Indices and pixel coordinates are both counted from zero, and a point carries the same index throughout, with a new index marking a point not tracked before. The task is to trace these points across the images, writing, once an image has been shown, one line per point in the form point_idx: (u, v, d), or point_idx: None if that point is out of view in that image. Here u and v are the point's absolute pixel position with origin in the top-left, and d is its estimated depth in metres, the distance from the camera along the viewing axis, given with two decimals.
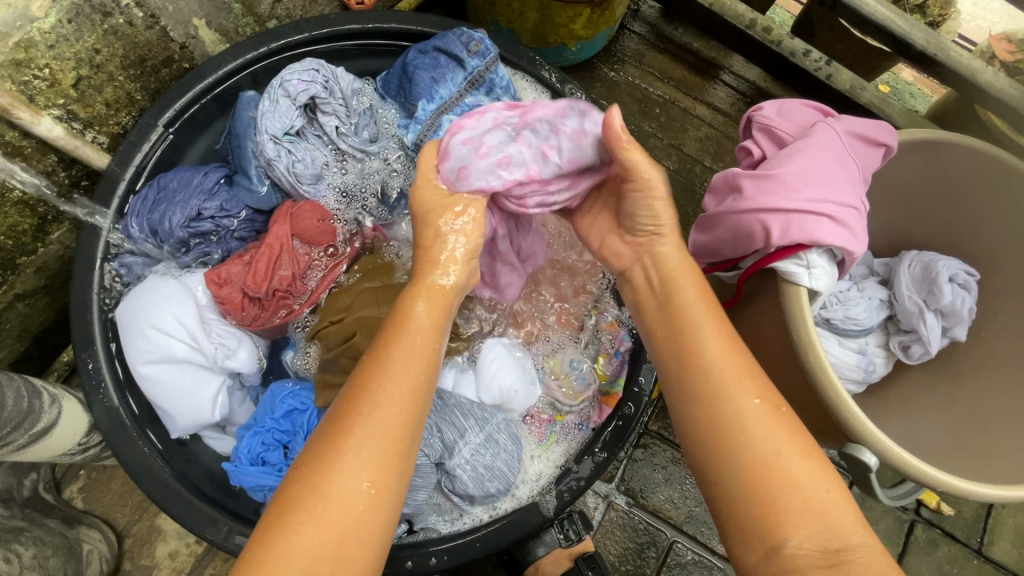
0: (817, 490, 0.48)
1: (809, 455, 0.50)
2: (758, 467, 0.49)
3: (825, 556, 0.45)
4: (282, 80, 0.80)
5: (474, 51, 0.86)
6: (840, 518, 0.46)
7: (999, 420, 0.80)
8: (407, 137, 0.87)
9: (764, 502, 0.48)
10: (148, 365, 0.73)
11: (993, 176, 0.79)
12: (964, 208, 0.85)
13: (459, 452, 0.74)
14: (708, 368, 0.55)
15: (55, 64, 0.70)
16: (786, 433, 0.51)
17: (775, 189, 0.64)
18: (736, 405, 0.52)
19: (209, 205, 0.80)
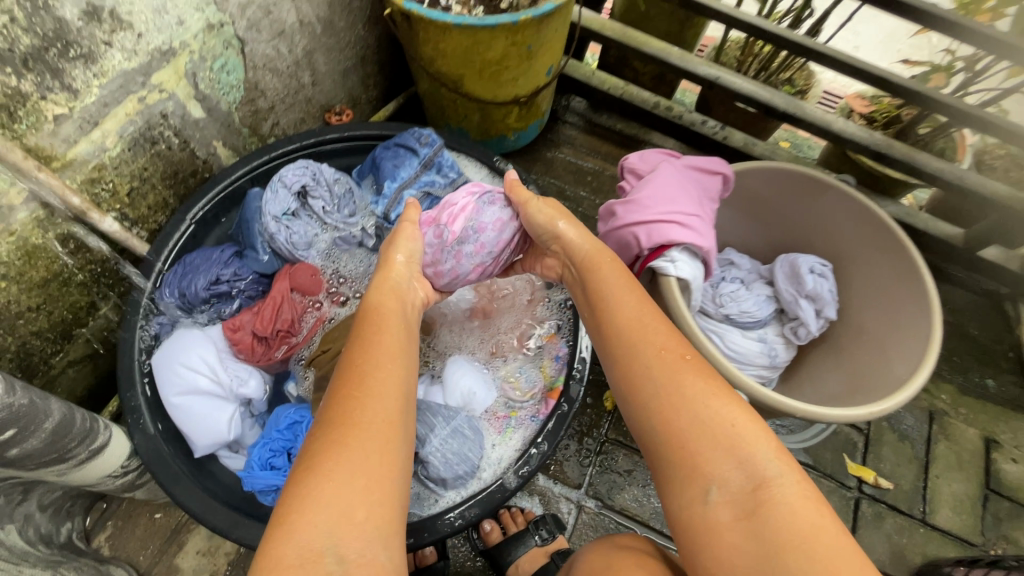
0: (734, 433, 0.62)
1: (720, 398, 0.65)
2: (667, 412, 0.66)
3: (744, 497, 0.59)
4: (280, 176, 1.07)
5: (424, 143, 1.15)
6: (752, 453, 0.61)
7: (869, 372, 0.99)
8: (377, 209, 1.14)
9: (680, 450, 0.64)
10: (177, 397, 0.91)
11: (805, 187, 1.05)
12: (803, 213, 1.11)
13: (430, 443, 0.91)
14: (634, 345, 0.74)
15: (117, 180, 0.97)
16: (697, 384, 0.67)
17: (637, 209, 0.89)
18: (664, 371, 0.69)
19: (225, 271, 1.04)
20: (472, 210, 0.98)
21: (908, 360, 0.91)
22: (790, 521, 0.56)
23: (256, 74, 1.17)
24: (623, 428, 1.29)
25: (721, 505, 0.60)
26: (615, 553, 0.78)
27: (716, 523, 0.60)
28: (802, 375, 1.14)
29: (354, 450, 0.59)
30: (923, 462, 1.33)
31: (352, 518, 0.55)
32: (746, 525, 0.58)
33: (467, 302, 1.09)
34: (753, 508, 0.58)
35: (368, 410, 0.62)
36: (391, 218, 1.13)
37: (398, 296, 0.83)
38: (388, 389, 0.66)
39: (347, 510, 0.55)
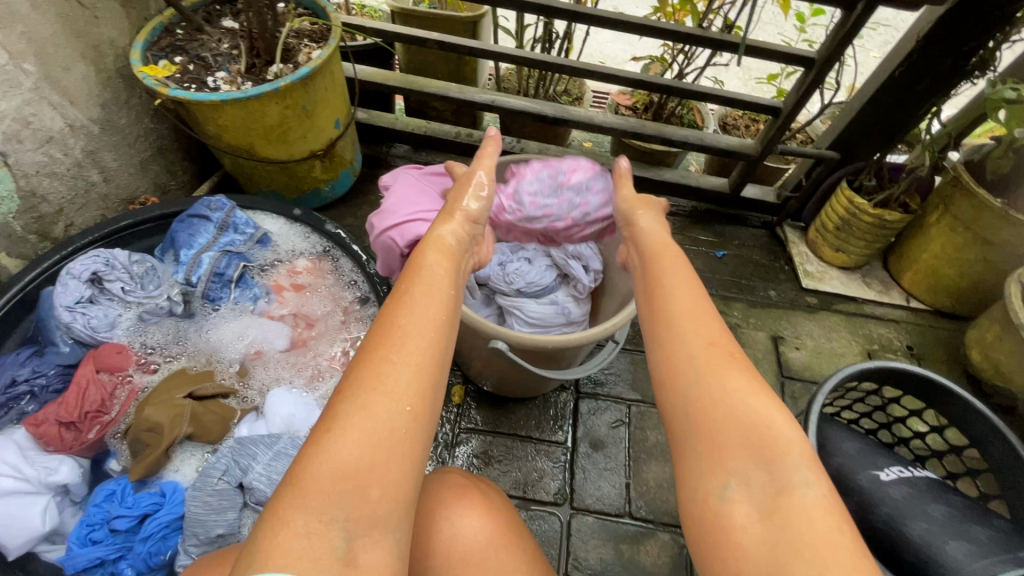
0: (770, 428, 0.63)
1: (762, 395, 0.66)
2: (700, 393, 0.68)
3: (763, 498, 0.59)
4: (68, 269, 1.12)
5: (214, 208, 1.24)
6: (786, 449, 0.61)
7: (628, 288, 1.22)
8: (179, 276, 1.19)
9: (706, 440, 0.65)
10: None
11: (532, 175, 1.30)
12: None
13: (253, 470, 0.96)
14: (681, 311, 0.77)
15: None
16: (743, 376, 0.68)
17: (385, 216, 1.06)
18: (701, 346, 0.72)
19: (21, 371, 1.04)
20: (590, 173, 1.21)
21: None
22: (808, 531, 0.55)
23: (31, 181, 1.22)
24: (473, 416, 1.42)
25: (737, 503, 0.60)
26: (426, 478, 0.91)
27: (729, 516, 0.59)
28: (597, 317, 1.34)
29: (377, 416, 0.60)
30: None
31: (364, 504, 0.56)
32: (760, 521, 0.57)
33: (281, 342, 1.19)
34: (771, 507, 0.58)
35: (399, 395, 0.62)
36: (194, 280, 1.19)
37: (450, 258, 0.84)
38: (423, 370, 0.66)
39: (356, 491, 0.56)
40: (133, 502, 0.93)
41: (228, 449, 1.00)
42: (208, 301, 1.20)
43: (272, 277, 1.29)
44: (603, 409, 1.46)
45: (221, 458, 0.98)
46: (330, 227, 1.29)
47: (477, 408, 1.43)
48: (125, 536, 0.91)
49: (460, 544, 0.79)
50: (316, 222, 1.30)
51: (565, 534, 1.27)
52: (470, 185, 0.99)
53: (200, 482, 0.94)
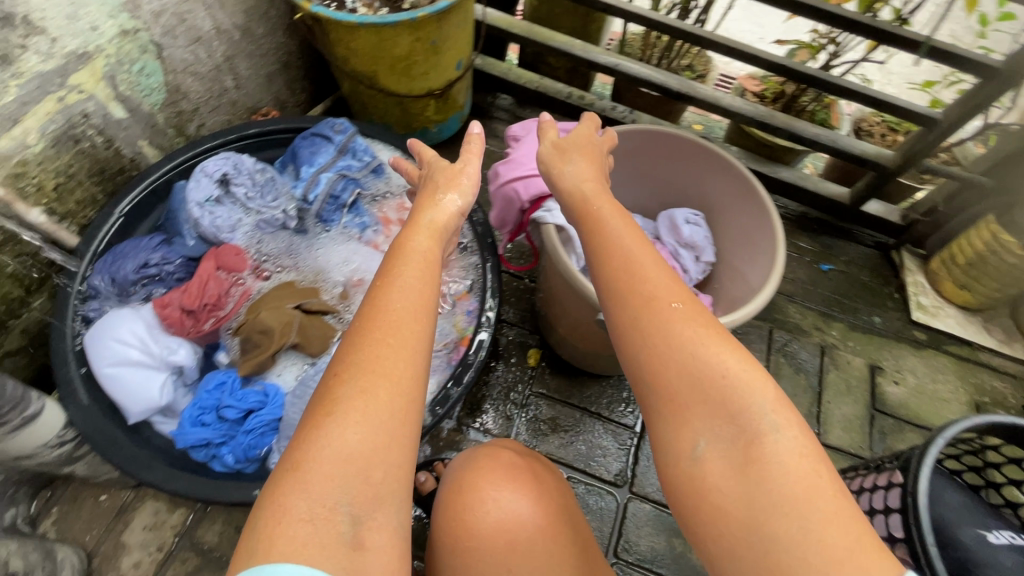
0: (734, 387, 0.64)
1: (719, 345, 0.67)
2: (666, 359, 0.67)
3: (733, 455, 0.61)
4: (202, 166, 1.16)
5: (337, 130, 1.25)
6: (749, 405, 0.62)
7: (748, 279, 1.12)
8: (297, 192, 1.23)
9: (673, 406, 0.66)
10: (108, 368, 0.98)
11: (662, 151, 1.22)
12: (671, 179, 1.28)
13: None
14: (621, 272, 0.76)
15: (42, 175, 1.04)
16: (700, 330, 0.68)
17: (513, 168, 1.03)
18: (644, 302, 0.72)
19: (153, 256, 1.11)
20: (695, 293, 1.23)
21: (761, 269, 1.08)
22: (783, 486, 0.57)
23: (176, 78, 1.25)
24: (546, 381, 1.42)
25: (710, 461, 0.63)
26: (478, 452, 0.91)
27: (706, 477, 0.62)
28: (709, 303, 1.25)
29: (371, 403, 0.64)
30: (817, 390, 1.49)
31: (370, 482, 0.61)
32: (735, 481, 0.60)
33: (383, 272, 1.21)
34: (741, 463, 0.60)
35: (388, 374, 0.66)
36: (311, 199, 1.23)
37: (439, 240, 0.86)
38: (404, 344, 0.69)
39: (353, 474, 0.61)
40: (241, 397, 0.99)
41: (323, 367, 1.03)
42: (321, 221, 1.25)
43: (381, 209, 1.30)
44: None
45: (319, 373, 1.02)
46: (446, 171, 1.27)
47: (551, 375, 1.42)
48: (230, 426, 0.98)
49: (504, 526, 0.79)
50: None
51: (620, 517, 1.26)
52: (454, 174, 0.97)
53: (301, 390, 0.99)
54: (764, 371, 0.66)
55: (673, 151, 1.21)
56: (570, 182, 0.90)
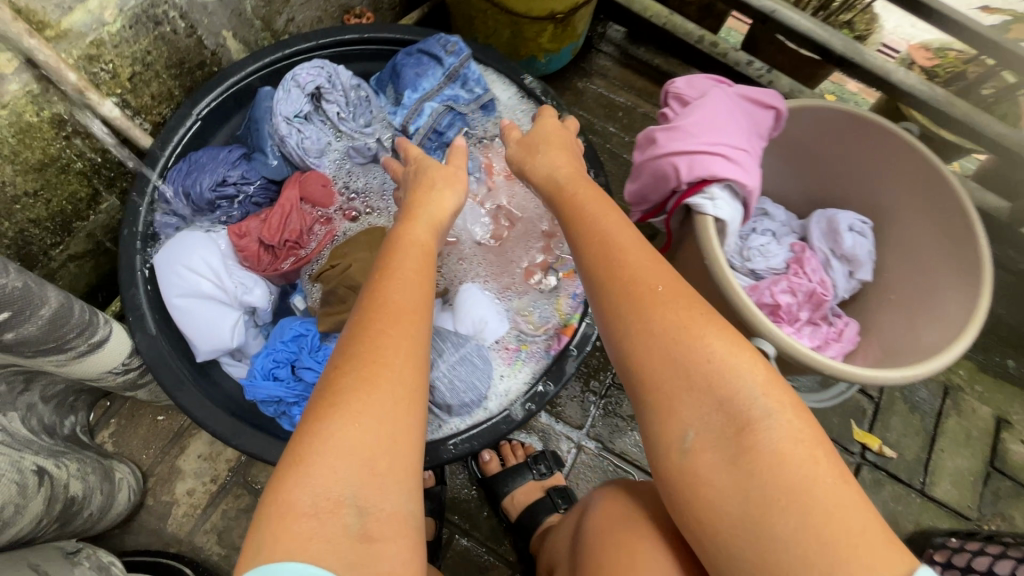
0: (718, 373, 0.58)
1: (702, 329, 0.60)
2: (659, 348, 0.60)
3: (724, 442, 0.56)
4: (294, 74, 0.98)
5: (450, 51, 1.05)
6: (737, 392, 0.57)
7: (926, 326, 0.90)
8: (395, 120, 1.06)
9: (660, 400, 0.60)
10: (178, 298, 0.88)
11: (851, 141, 0.97)
12: (847, 175, 1.03)
13: (438, 368, 0.89)
14: (602, 254, 0.68)
15: (117, 61, 0.88)
16: (680, 311, 0.61)
17: (679, 137, 0.80)
18: (629, 289, 0.64)
19: (232, 173, 0.98)
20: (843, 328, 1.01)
21: (939, 329, 0.87)
22: (779, 471, 0.52)
23: None
24: None
25: (700, 452, 0.57)
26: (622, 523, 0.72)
27: (700, 474, 0.57)
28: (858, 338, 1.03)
29: (378, 393, 0.57)
30: (930, 434, 1.31)
31: (377, 473, 0.54)
32: (729, 473, 0.55)
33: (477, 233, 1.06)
34: (735, 452, 0.55)
35: (392, 365, 0.59)
36: (410, 132, 1.07)
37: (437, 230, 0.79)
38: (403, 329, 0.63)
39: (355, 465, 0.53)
40: (319, 358, 0.89)
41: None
42: (418, 158, 1.09)
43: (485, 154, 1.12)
44: None
45: None
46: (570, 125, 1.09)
47: None
48: (303, 386, 0.88)
49: None
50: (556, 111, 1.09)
51: None
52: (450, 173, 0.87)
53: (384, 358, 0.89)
54: (750, 350, 0.59)
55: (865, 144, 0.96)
56: (541, 170, 0.85)
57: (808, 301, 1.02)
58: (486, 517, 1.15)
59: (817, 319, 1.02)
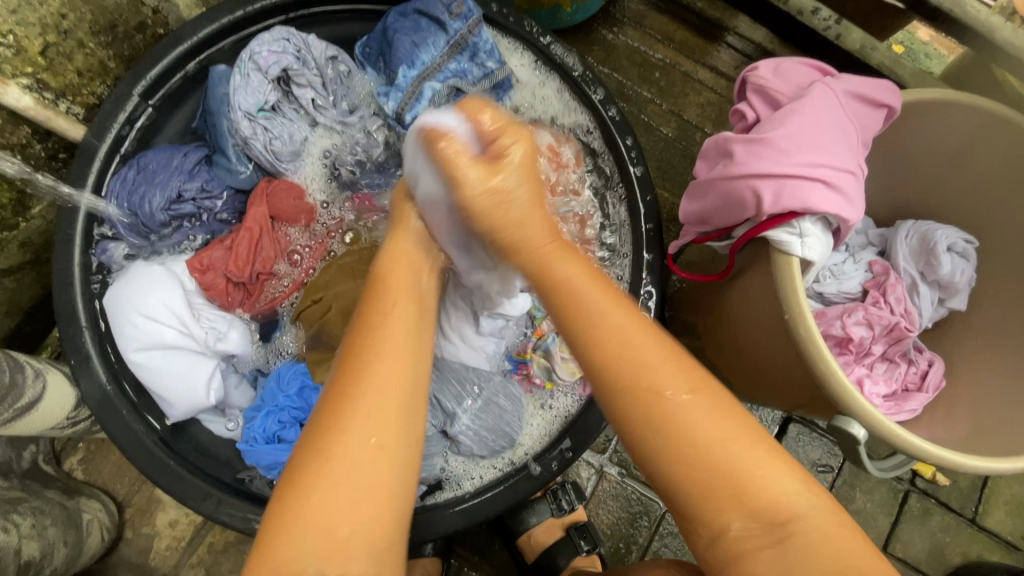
0: (714, 451, 0.48)
1: (740, 436, 0.49)
2: (691, 457, 0.48)
3: (768, 531, 0.46)
4: (252, 53, 0.81)
5: (456, 13, 0.85)
6: (778, 489, 0.47)
7: None
8: (388, 105, 0.87)
9: (693, 484, 0.48)
10: (137, 353, 0.79)
11: (980, 138, 0.76)
12: (958, 177, 0.82)
13: (460, 420, 0.83)
14: (608, 341, 0.53)
15: (20, 30, 0.68)
16: (705, 409, 0.49)
17: (767, 153, 0.61)
18: (621, 386, 0.51)
19: (189, 185, 0.82)
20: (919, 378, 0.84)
21: None
22: (825, 545, 0.45)
23: None
24: None
25: (748, 537, 0.47)
26: None
27: (743, 556, 0.47)
28: (951, 387, 0.83)
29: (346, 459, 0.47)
30: None
31: (365, 521, 0.46)
32: (774, 551, 0.46)
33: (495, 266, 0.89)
34: (778, 538, 0.46)
35: (361, 423, 0.49)
36: (405, 121, 0.87)
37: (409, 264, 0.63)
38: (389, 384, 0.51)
39: (341, 502, 0.46)
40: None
41: (432, 373, 0.85)
42: None
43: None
44: (813, 444, 1.14)
45: None
46: (617, 125, 0.90)
47: None
48: None
49: None
50: (588, 91, 0.90)
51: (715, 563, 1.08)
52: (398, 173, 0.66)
53: None
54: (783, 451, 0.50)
55: (997, 145, 0.75)
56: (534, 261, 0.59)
57: (886, 335, 0.84)
58: (497, 549, 1.05)
59: (894, 357, 0.85)
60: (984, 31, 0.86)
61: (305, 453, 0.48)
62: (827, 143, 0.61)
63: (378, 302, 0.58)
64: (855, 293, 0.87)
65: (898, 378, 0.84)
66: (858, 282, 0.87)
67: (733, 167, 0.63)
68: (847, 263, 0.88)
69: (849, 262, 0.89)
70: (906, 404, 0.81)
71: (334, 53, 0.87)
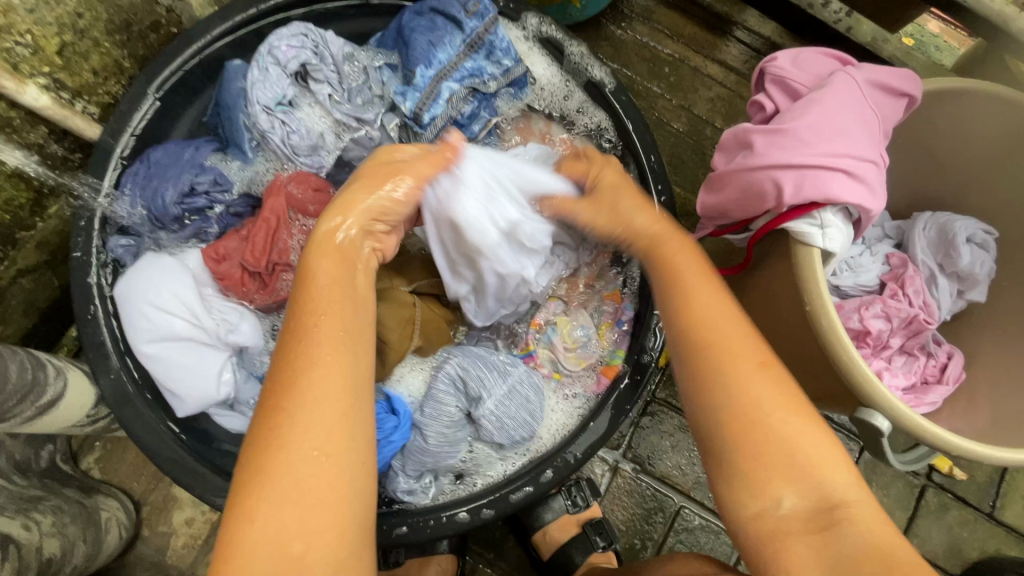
0: (775, 425, 0.50)
1: (802, 423, 0.51)
2: (740, 420, 0.51)
3: (818, 516, 0.47)
4: (271, 47, 0.82)
5: (472, 11, 0.87)
6: (835, 478, 0.49)
7: None
8: (405, 106, 0.86)
9: (752, 463, 0.50)
10: (149, 345, 0.78)
11: (1001, 127, 0.74)
12: (976, 168, 0.81)
13: (484, 404, 0.82)
14: (691, 322, 0.57)
15: (37, 30, 0.68)
16: (772, 387, 0.52)
17: (788, 144, 0.61)
18: (700, 355, 0.55)
19: (201, 178, 0.82)
20: (940, 372, 0.83)
21: None
22: (867, 534, 0.45)
23: None
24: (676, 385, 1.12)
25: (795, 519, 0.48)
26: None
27: (790, 537, 0.48)
28: (972, 378, 0.82)
29: (283, 467, 0.46)
30: None
31: (315, 531, 0.45)
32: (817, 537, 0.47)
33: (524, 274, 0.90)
34: (824, 524, 0.47)
35: (292, 428, 0.47)
36: (423, 121, 0.87)
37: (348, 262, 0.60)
38: (324, 368, 0.50)
39: (286, 534, 0.44)
40: None
41: (460, 352, 0.85)
42: None
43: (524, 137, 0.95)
44: None
45: (443, 377, 0.82)
46: (629, 124, 0.89)
47: None
48: None
49: None
50: (607, 93, 0.89)
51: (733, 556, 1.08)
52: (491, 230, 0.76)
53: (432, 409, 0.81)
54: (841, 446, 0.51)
55: (1018, 136, 0.74)
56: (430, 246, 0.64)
57: (904, 328, 0.84)
58: (512, 545, 1.05)
59: (915, 350, 0.85)
60: (999, 21, 0.85)
61: (245, 468, 0.47)
62: (847, 133, 0.61)
63: (304, 290, 0.55)
64: (874, 287, 0.86)
65: (916, 373, 0.83)
66: (876, 275, 0.86)
67: (751, 158, 0.63)
68: (863, 256, 0.87)
69: (868, 254, 0.88)
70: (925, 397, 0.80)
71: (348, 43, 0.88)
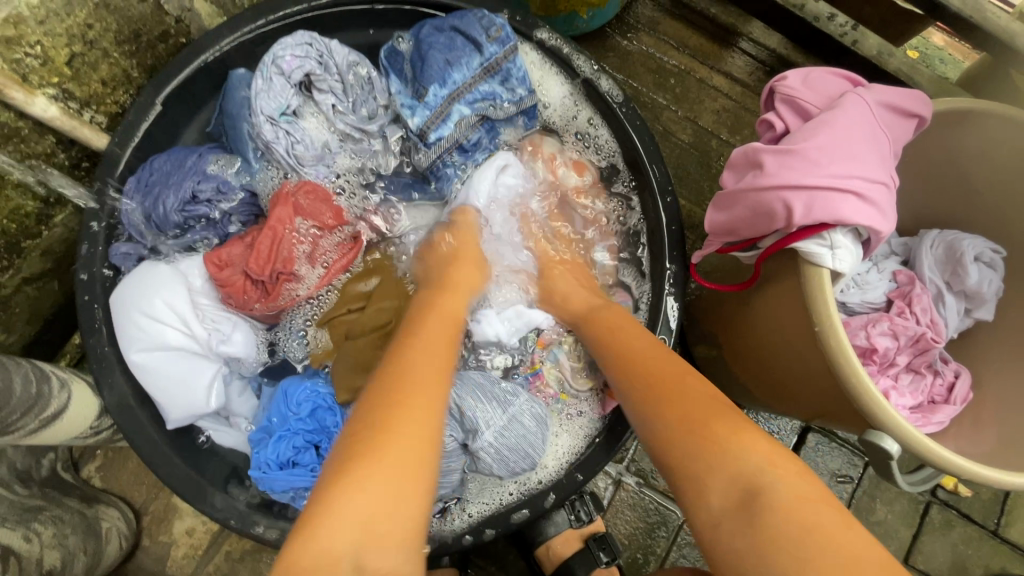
0: (721, 436, 0.55)
1: (739, 428, 0.56)
2: (703, 435, 0.56)
3: (742, 504, 0.51)
4: (275, 58, 0.81)
5: (494, 37, 0.84)
6: (756, 466, 0.53)
7: None
8: (413, 121, 0.86)
9: (686, 466, 0.56)
10: (139, 354, 0.78)
11: (1010, 147, 0.74)
12: (983, 187, 0.81)
13: (483, 436, 0.81)
14: (635, 367, 0.68)
15: (47, 41, 0.68)
16: (720, 411, 0.57)
17: (798, 164, 0.61)
18: (650, 393, 0.63)
19: (203, 186, 0.81)
20: (945, 393, 0.83)
21: None
22: (807, 522, 0.48)
23: None
24: None
25: (726, 519, 0.52)
26: None
27: (721, 535, 0.52)
28: (980, 397, 0.82)
29: (388, 456, 0.52)
30: None
31: (395, 518, 0.50)
32: (747, 534, 0.50)
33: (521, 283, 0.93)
34: (749, 510, 0.51)
35: (407, 428, 0.54)
36: (428, 139, 0.87)
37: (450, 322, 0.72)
38: (427, 392, 0.58)
39: (372, 520, 0.49)
40: None
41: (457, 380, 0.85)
42: (430, 173, 0.93)
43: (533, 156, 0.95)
44: (832, 454, 1.13)
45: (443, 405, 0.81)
46: (636, 137, 0.89)
47: None
48: None
49: None
50: (615, 110, 0.90)
51: None
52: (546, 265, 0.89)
53: None
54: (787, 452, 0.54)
55: None
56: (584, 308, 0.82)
57: (910, 346, 0.83)
58: (514, 559, 1.04)
59: (920, 368, 0.84)
60: (1006, 39, 0.85)
61: (341, 457, 0.52)
62: (859, 155, 0.61)
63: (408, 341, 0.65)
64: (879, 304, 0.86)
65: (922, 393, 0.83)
66: (882, 293, 0.86)
67: (761, 177, 0.63)
68: (870, 273, 0.87)
69: (874, 270, 0.88)
70: (932, 417, 0.80)
71: (359, 58, 0.88)
